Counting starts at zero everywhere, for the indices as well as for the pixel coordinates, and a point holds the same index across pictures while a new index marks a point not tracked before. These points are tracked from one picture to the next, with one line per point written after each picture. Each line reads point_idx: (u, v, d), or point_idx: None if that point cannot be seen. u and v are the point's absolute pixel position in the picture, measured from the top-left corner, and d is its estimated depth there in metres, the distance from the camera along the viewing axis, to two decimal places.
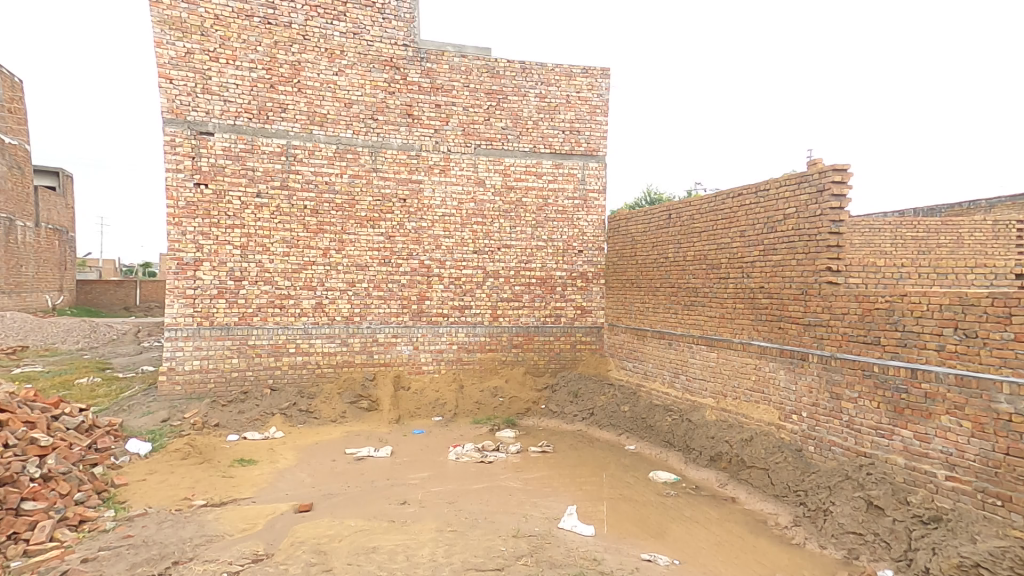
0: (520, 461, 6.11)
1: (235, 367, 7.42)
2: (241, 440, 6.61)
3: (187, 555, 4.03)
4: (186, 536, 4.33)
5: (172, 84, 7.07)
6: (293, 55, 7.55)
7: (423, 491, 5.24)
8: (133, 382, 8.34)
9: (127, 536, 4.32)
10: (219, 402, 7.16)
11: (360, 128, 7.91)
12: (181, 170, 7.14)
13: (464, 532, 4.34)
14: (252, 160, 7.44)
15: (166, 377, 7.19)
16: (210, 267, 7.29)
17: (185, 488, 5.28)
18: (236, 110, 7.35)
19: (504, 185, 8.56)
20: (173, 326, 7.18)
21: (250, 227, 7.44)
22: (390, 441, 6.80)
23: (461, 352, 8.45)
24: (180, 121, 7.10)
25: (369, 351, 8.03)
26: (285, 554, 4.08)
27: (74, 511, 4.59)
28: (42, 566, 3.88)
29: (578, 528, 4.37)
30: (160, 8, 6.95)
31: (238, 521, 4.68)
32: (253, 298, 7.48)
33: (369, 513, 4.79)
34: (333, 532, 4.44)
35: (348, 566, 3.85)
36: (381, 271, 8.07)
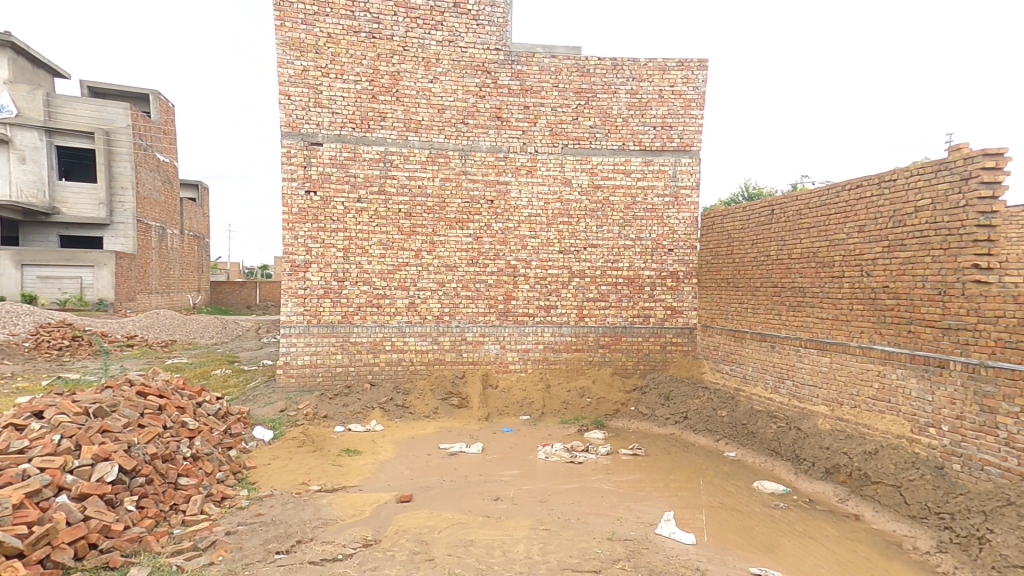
0: (611, 463, 6.05)
1: (339, 363, 8.03)
2: (347, 432, 7.16)
3: (308, 535, 4.60)
4: (306, 518, 4.89)
5: (290, 100, 7.73)
6: (393, 67, 8.01)
7: (515, 488, 5.36)
8: (256, 374, 9.36)
9: (259, 514, 4.93)
10: (327, 395, 7.80)
11: (452, 133, 8.23)
12: (294, 179, 7.81)
13: (558, 531, 4.40)
14: (354, 167, 7.99)
15: (283, 370, 7.92)
16: (318, 268, 7.92)
17: (303, 474, 5.83)
18: (342, 121, 7.93)
19: (591, 184, 8.49)
20: (287, 323, 7.89)
21: (351, 231, 8.01)
22: (481, 438, 7.01)
23: (547, 352, 8.52)
24: (296, 133, 7.78)
25: (458, 349, 8.35)
26: (390, 541, 4.49)
27: (217, 488, 5.28)
28: (198, 535, 4.50)
29: (677, 535, 4.25)
30: (283, 30, 7.63)
31: (348, 506, 5.16)
32: (353, 298, 8.04)
33: (465, 507, 5.02)
34: (433, 523, 4.77)
35: (448, 556, 4.17)
36: (470, 272, 8.34)
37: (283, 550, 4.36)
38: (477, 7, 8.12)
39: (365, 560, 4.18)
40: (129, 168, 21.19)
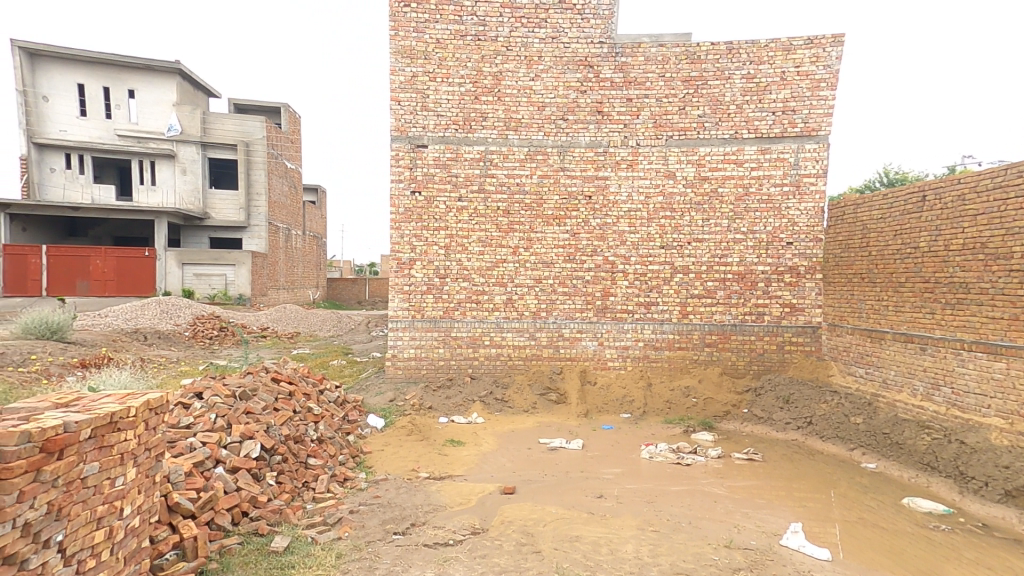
0: (723, 466, 5.80)
1: (441, 356, 8.40)
2: (450, 423, 7.48)
3: (421, 519, 5.02)
4: (418, 503, 5.30)
5: (400, 105, 8.18)
6: (496, 67, 8.20)
7: (619, 487, 5.30)
8: (368, 365, 10.07)
9: (377, 496, 5.46)
10: (431, 387, 8.19)
11: (551, 129, 8.29)
12: (402, 181, 8.25)
13: (667, 534, 4.30)
14: (456, 167, 8.28)
15: (391, 362, 8.42)
16: (421, 265, 8.32)
17: (413, 461, 6.22)
18: (446, 123, 8.26)
19: (697, 176, 8.15)
20: (394, 318, 8.38)
21: (452, 229, 8.33)
22: (581, 435, 7.01)
23: (648, 349, 8.33)
24: (404, 137, 8.21)
25: (556, 345, 8.40)
26: (498, 531, 4.71)
27: (340, 470, 5.94)
28: (326, 511, 5.21)
29: (807, 549, 3.96)
30: (396, 40, 8.09)
31: (456, 494, 5.46)
32: (454, 294, 8.37)
33: (569, 503, 5.06)
34: (538, 516, 4.88)
35: (555, 550, 4.26)
36: (567, 268, 8.35)
37: (400, 531, 4.82)
38: (582, 1, 8.10)
39: (473, 548, 4.46)
40: (264, 175, 23.72)
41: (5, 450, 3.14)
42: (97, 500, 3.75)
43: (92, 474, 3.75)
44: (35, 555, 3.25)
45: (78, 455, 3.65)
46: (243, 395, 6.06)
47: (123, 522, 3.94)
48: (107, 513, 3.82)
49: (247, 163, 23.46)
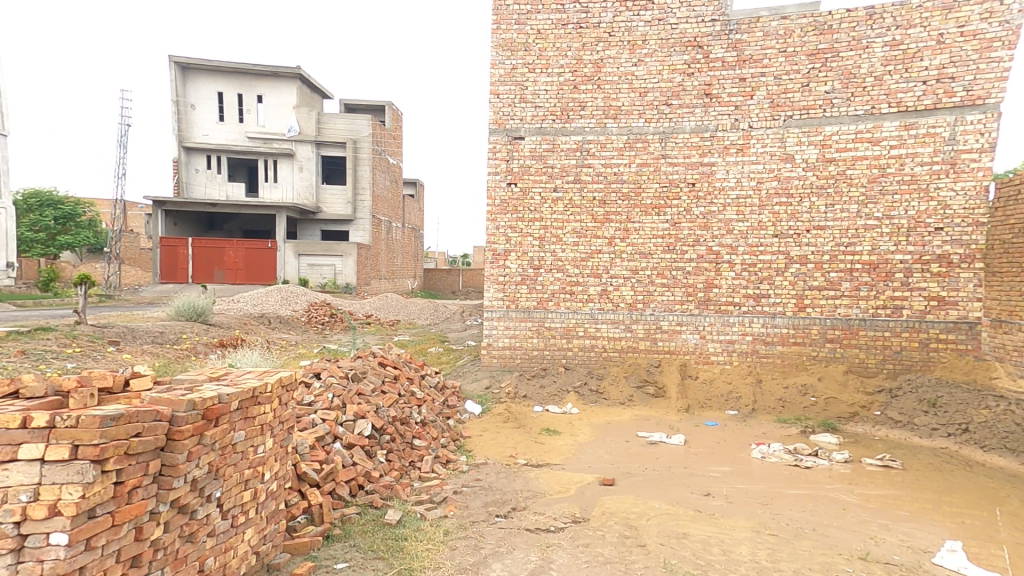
0: (850, 472, 5.36)
1: (535, 346, 8.49)
2: (544, 412, 7.56)
3: (522, 504, 5.12)
4: (518, 488, 5.41)
5: (499, 98, 8.35)
6: (597, 54, 8.16)
7: (728, 486, 5.07)
8: (463, 353, 10.46)
9: (478, 479, 5.66)
10: (526, 376, 8.33)
11: (652, 116, 8.10)
12: (498, 173, 8.40)
13: (788, 539, 4.06)
14: (553, 158, 8.31)
15: (487, 351, 8.63)
16: (516, 256, 8.43)
17: (511, 447, 6.37)
18: (543, 114, 8.31)
19: (821, 158, 7.66)
20: (489, 308, 8.57)
21: (547, 220, 8.36)
22: (682, 430, 6.79)
23: (757, 344, 7.96)
24: (501, 130, 8.36)
25: (653, 338, 8.21)
26: (599, 521, 4.68)
27: (442, 451, 6.27)
28: (432, 490, 5.51)
29: (971, 572, 3.53)
30: (498, 33, 8.27)
31: (554, 483, 5.50)
32: (548, 285, 8.41)
33: (673, 498, 4.93)
34: (640, 510, 4.79)
35: (661, 546, 4.16)
36: (666, 259, 8.13)
37: (502, 514, 4.96)
38: None
39: (575, 535, 4.49)
40: (370, 171, 25.34)
41: (177, 415, 3.62)
42: (244, 464, 4.26)
43: (241, 441, 4.24)
44: (200, 507, 3.81)
45: (230, 424, 4.12)
46: (354, 377, 6.60)
47: (264, 485, 4.46)
48: (252, 476, 4.33)
49: (354, 161, 25.17)
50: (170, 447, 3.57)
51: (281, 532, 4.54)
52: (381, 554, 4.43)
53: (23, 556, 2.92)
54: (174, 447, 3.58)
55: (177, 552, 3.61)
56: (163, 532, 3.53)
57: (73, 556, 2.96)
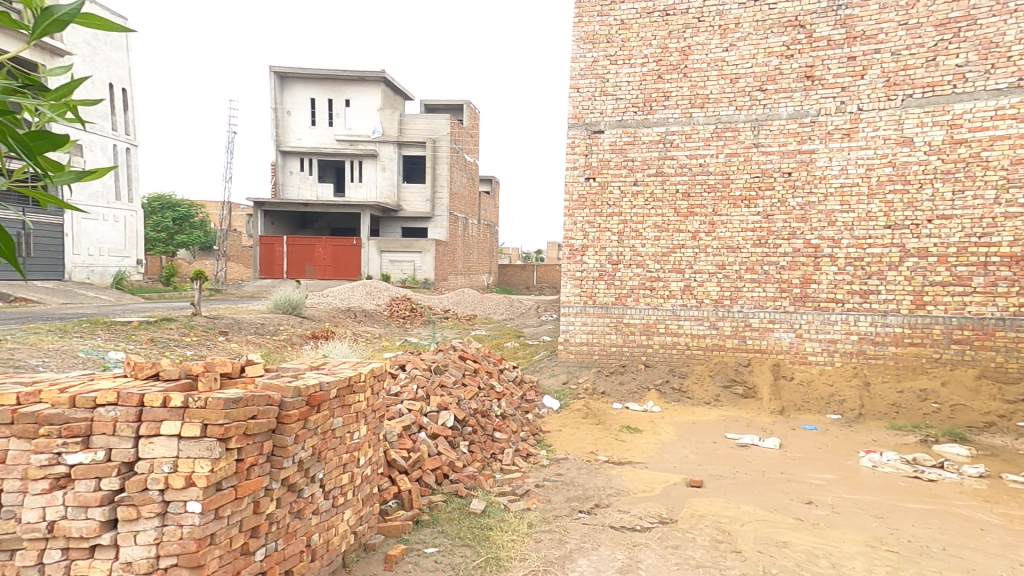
0: (986, 489, 4.84)
1: (613, 343, 8.39)
2: (624, 410, 7.50)
3: (605, 501, 5.06)
4: (601, 485, 5.36)
5: (579, 92, 8.43)
6: (684, 41, 8.04)
7: (834, 495, 4.77)
8: (540, 348, 10.65)
9: (559, 474, 5.68)
10: (604, 371, 8.25)
11: (742, 103, 7.88)
12: (576, 168, 8.47)
13: (910, 557, 3.75)
14: (633, 151, 8.28)
15: (564, 346, 8.66)
16: (594, 251, 8.44)
17: (591, 443, 6.37)
18: (625, 106, 8.30)
19: (948, 140, 7.06)
20: (566, 303, 8.59)
21: (626, 214, 8.31)
22: (777, 434, 6.47)
23: (865, 344, 7.48)
24: (580, 124, 8.45)
25: (741, 335, 7.95)
26: (688, 523, 4.53)
27: (522, 445, 6.38)
28: (514, 482, 5.60)
29: None
30: (581, 26, 8.37)
31: (637, 481, 5.40)
32: (627, 280, 8.33)
33: (769, 504, 4.68)
34: (733, 514, 4.58)
35: (758, 553, 3.96)
36: (756, 254, 7.86)
37: (585, 510, 4.92)
38: None
39: (663, 536, 4.37)
40: (448, 168, 26.42)
41: (286, 400, 3.86)
42: (342, 448, 4.50)
43: (339, 426, 4.47)
44: (306, 487, 4.08)
45: (329, 410, 4.36)
46: (436, 369, 6.88)
47: (360, 469, 4.70)
48: (349, 460, 4.57)
49: (433, 159, 26.34)
50: (281, 429, 3.82)
51: (375, 514, 4.78)
52: (468, 542, 4.53)
53: (167, 520, 3.29)
54: (283, 430, 3.82)
55: (288, 526, 3.89)
56: (276, 507, 3.81)
57: (205, 522, 3.29)
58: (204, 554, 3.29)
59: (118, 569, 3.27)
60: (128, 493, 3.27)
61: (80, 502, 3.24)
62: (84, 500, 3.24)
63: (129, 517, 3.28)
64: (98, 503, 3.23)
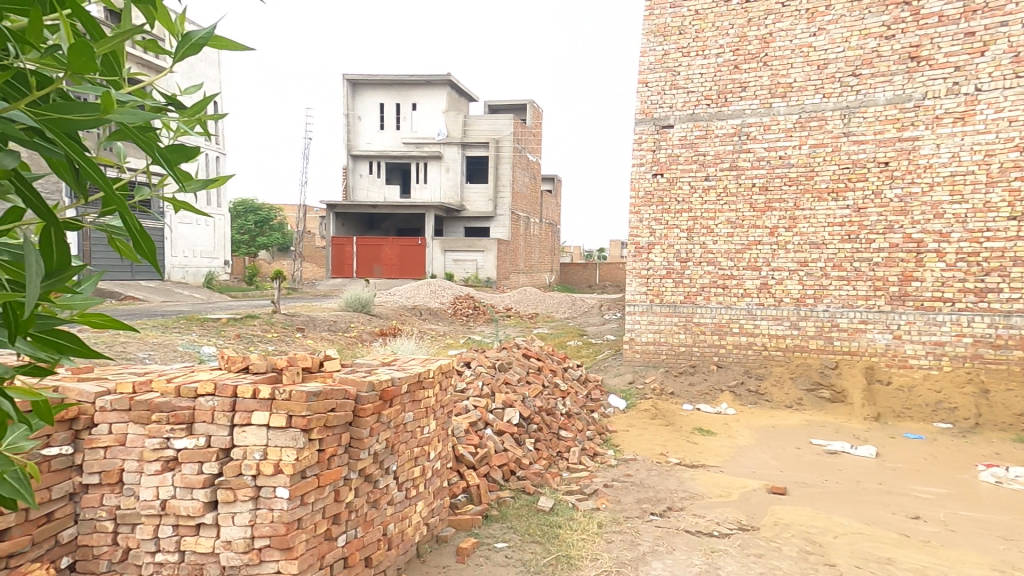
0: None
1: (683, 343, 8.97)
2: (696, 411, 7.84)
3: (677, 504, 4.90)
4: (672, 487, 5.22)
5: (648, 87, 9.04)
6: (766, 28, 8.43)
7: (945, 512, 4.48)
8: (604, 347, 11.75)
9: (628, 475, 5.62)
10: (673, 372, 8.71)
11: (830, 90, 8.18)
12: (643, 164, 9.08)
13: None
14: (705, 145, 8.81)
15: (630, 345, 9.27)
16: (660, 249, 9.02)
17: (660, 445, 6.35)
18: (697, 99, 8.84)
19: None
20: (632, 302, 9.23)
21: (697, 210, 8.84)
22: (873, 442, 6.33)
23: (982, 347, 7.48)
24: (649, 119, 9.05)
25: (828, 336, 8.22)
26: (772, 532, 4.30)
27: (590, 444, 6.46)
28: (581, 481, 5.58)
29: None
30: (652, 19, 8.96)
31: (712, 486, 5.21)
32: (697, 278, 8.85)
33: (866, 517, 4.43)
34: (823, 525, 4.33)
35: (856, 569, 3.72)
36: (847, 250, 8.11)
37: (656, 512, 4.78)
38: None
39: (744, 543, 4.18)
40: (510, 168, 27.07)
41: (361, 394, 3.99)
42: (413, 442, 4.62)
43: (410, 421, 4.59)
44: (381, 478, 4.21)
45: (401, 406, 4.47)
46: (501, 367, 7.02)
47: (430, 463, 4.81)
48: (421, 454, 4.68)
49: (496, 159, 27.08)
50: (357, 422, 3.96)
51: (446, 507, 4.86)
52: (537, 539, 4.50)
53: (260, 504, 3.49)
54: (360, 423, 3.97)
55: (366, 515, 4.04)
56: (355, 496, 3.97)
57: (292, 508, 3.46)
58: (292, 537, 3.46)
59: (219, 547, 3.50)
60: (225, 477, 3.50)
61: (187, 483, 3.51)
62: (190, 482, 3.50)
63: (228, 500, 3.49)
64: (201, 485, 3.49)
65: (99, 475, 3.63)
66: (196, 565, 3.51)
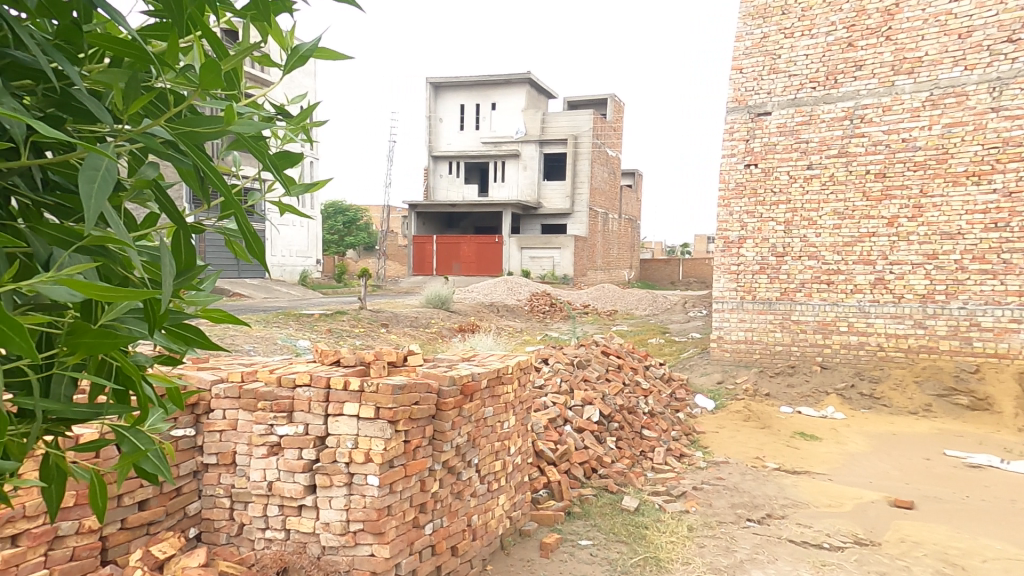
0: None
1: (780, 342, 10.71)
2: (795, 413, 9.42)
3: (778, 513, 5.41)
4: (775, 495, 5.83)
5: (744, 72, 10.93)
6: (884, 6, 9.87)
7: None
8: (686, 346, 13.50)
9: (718, 479, 6.22)
10: (769, 373, 10.53)
11: (973, 61, 9.27)
12: (735, 155, 11.01)
13: None
14: (807, 131, 10.48)
15: (719, 344, 11.23)
16: (752, 243, 10.88)
17: (759, 451, 7.15)
18: (800, 81, 10.52)
19: None
20: (721, 298, 11.19)
21: (796, 201, 10.56)
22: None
23: None
24: (743, 106, 10.93)
25: (963, 336, 9.39)
26: (890, 547, 4.72)
27: (674, 445, 7.14)
28: (669, 482, 6.16)
29: None
30: (752, 5, 10.80)
31: (824, 496, 5.86)
32: (796, 275, 10.59)
33: (1006, 537, 4.94)
34: (957, 546, 4.77)
35: None
36: (996, 240, 9.16)
37: (754, 519, 5.25)
38: None
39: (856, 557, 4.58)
40: (588, 164, 29.95)
41: (443, 389, 4.34)
42: (494, 437, 4.95)
43: (490, 416, 4.90)
44: (464, 471, 4.60)
45: (482, 400, 4.78)
46: (579, 365, 7.77)
47: (511, 458, 5.18)
48: (500, 449, 5.03)
49: (574, 155, 30.14)
50: (440, 415, 4.30)
51: (527, 502, 5.31)
52: (622, 539, 4.89)
53: (353, 490, 3.93)
54: (442, 416, 4.31)
55: (450, 506, 4.44)
56: (440, 487, 4.35)
57: (382, 495, 3.88)
58: (383, 522, 3.88)
59: (320, 527, 4.01)
60: (323, 463, 4.00)
61: (290, 467, 4.06)
62: (292, 466, 4.05)
63: (326, 484, 3.99)
64: (303, 469, 4.02)
65: (217, 456, 4.33)
66: (301, 543, 4.06)
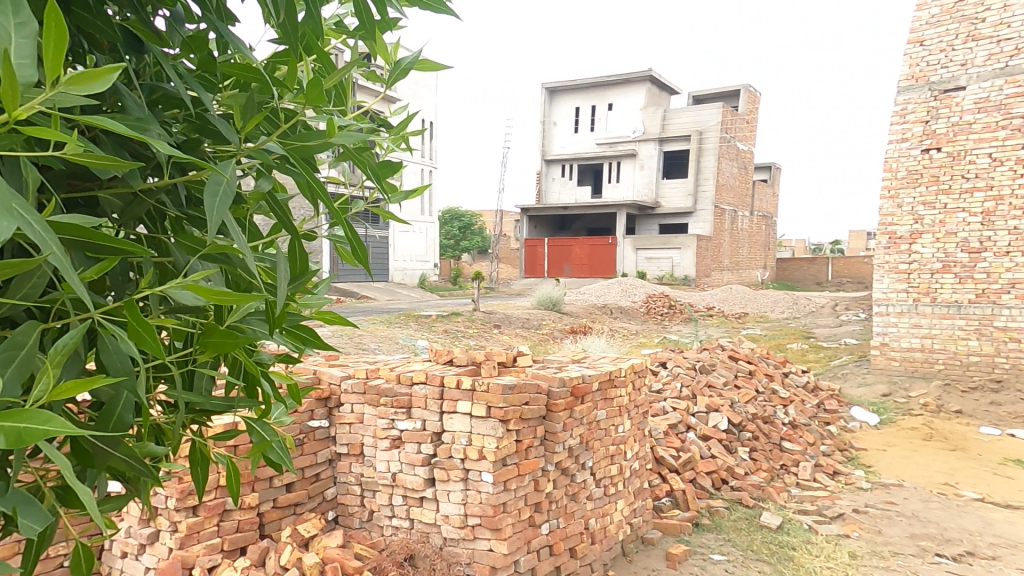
0: None
1: (975, 350, 10.82)
2: (991, 435, 9.09)
3: (979, 551, 5.74)
4: (977, 529, 6.15)
5: (925, 45, 11.23)
6: None
7: None
8: (838, 353, 13.74)
9: (890, 505, 6.73)
10: (961, 390, 10.47)
11: None
12: (909, 140, 11.38)
13: None
14: (1016, 106, 10.41)
15: (886, 352, 11.68)
16: (930, 238, 11.17)
17: (948, 477, 7.51)
18: (1009, 52, 10.49)
19: None
20: (887, 299, 11.59)
21: (1000, 186, 10.57)
22: None
23: None
24: (922, 84, 11.23)
25: None
26: None
27: (822, 462, 7.83)
28: (821, 502, 6.80)
29: None
30: None
31: None
32: (999, 273, 10.58)
33: None
34: None
35: None
36: None
37: (942, 554, 5.65)
38: None
39: None
40: (714, 160, 28.18)
41: (552, 390, 5.01)
42: (607, 440, 5.64)
43: (602, 418, 5.54)
44: (578, 473, 5.30)
45: (593, 403, 5.42)
46: (702, 369, 8.92)
47: (627, 462, 5.92)
48: (616, 452, 5.75)
49: (698, 151, 28.51)
50: (550, 416, 4.99)
51: (648, 509, 6.13)
52: (764, 558, 5.56)
53: (469, 486, 4.69)
54: (553, 416, 4.98)
55: (564, 507, 5.17)
56: (554, 488, 5.09)
57: (497, 492, 4.59)
58: (499, 518, 4.58)
59: (439, 519, 4.81)
60: (439, 457, 4.81)
61: (410, 460, 4.90)
62: (412, 459, 4.90)
63: (443, 477, 4.78)
64: (422, 462, 4.86)
65: (347, 446, 5.27)
66: (423, 533, 4.86)
